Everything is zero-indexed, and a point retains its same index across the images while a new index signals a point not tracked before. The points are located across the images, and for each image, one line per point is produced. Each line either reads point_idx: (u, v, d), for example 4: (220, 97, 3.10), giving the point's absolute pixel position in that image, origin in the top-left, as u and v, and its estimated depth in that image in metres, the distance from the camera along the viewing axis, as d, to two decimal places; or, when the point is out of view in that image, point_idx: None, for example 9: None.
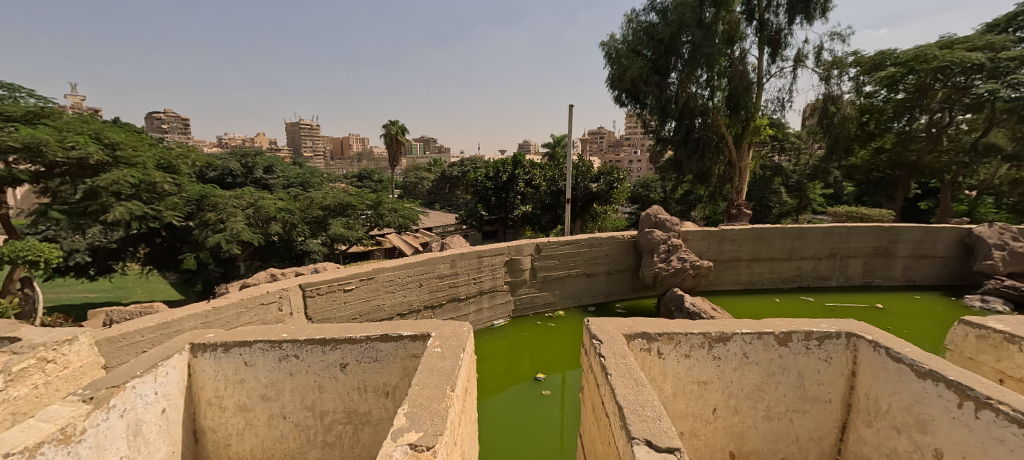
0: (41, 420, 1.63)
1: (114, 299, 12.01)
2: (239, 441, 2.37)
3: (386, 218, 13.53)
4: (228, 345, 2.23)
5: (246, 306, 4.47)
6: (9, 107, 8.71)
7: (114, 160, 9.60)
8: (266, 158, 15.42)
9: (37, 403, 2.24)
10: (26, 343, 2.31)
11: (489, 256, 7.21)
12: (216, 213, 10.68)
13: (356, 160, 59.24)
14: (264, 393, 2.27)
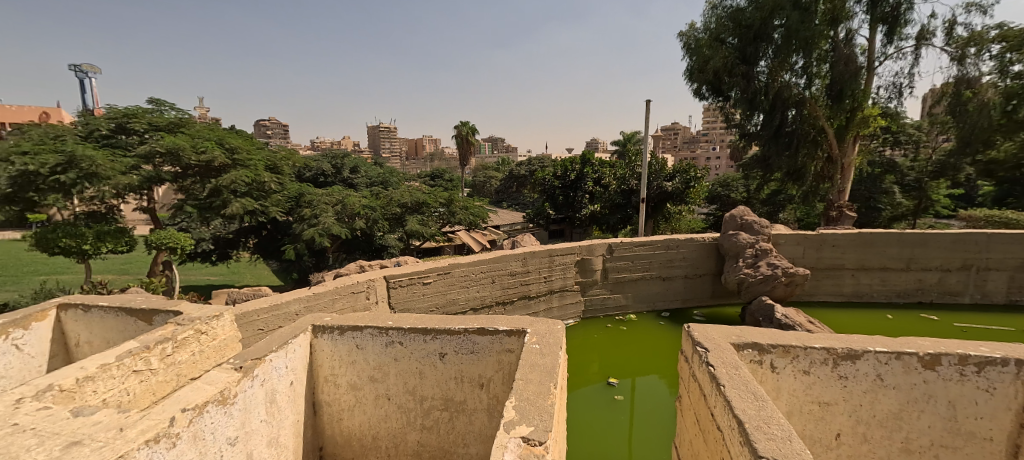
0: (207, 382, 1.92)
1: (230, 282, 13.88)
2: (349, 417, 2.61)
3: (457, 216, 14.07)
4: (342, 328, 2.49)
5: (341, 294, 4.90)
6: (156, 119, 10.58)
7: (233, 162, 11.04)
8: (352, 160, 16.78)
9: (194, 368, 2.66)
10: (186, 317, 2.76)
11: (560, 255, 7.16)
12: (311, 209, 11.88)
13: (428, 160, 62.37)
14: (372, 374, 2.49)
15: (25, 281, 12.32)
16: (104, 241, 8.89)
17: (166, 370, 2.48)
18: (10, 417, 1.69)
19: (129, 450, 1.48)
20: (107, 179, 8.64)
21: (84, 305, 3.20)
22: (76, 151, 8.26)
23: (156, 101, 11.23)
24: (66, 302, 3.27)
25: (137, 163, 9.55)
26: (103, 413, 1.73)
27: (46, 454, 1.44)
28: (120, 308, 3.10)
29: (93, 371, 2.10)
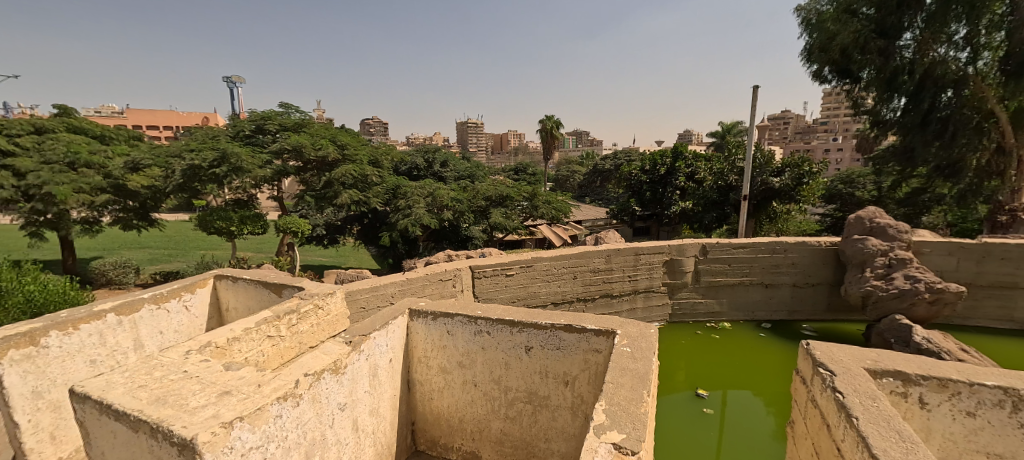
0: (323, 353, 2.17)
1: (338, 263, 15.64)
2: (438, 397, 2.77)
3: (539, 210, 14.10)
4: (435, 314, 2.65)
5: (430, 280, 5.19)
6: (285, 121, 12.57)
7: (342, 157, 12.40)
8: (443, 154, 17.60)
9: (313, 338, 3.04)
10: (306, 293, 3.15)
11: (647, 254, 6.79)
12: (405, 200, 12.81)
13: (512, 154, 63.58)
14: (460, 360, 2.62)
15: (191, 254, 15.22)
16: (245, 224, 10.62)
17: (291, 338, 2.86)
18: (182, 365, 2.09)
19: (265, 404, 1.74)
20: (249, 172, 10.32)
21: (232, 277, 3.83)
22: (228, 149, 10.17)
23: (286, 106, 13.34)
24: (221, 273, 3.95)
25: (270, 159, 11.29)
26: (245, 370, 2.05)
27: (207, 399, 1.76)
28: (258, 281, 3.64)
29: (239, 333, 2.50)
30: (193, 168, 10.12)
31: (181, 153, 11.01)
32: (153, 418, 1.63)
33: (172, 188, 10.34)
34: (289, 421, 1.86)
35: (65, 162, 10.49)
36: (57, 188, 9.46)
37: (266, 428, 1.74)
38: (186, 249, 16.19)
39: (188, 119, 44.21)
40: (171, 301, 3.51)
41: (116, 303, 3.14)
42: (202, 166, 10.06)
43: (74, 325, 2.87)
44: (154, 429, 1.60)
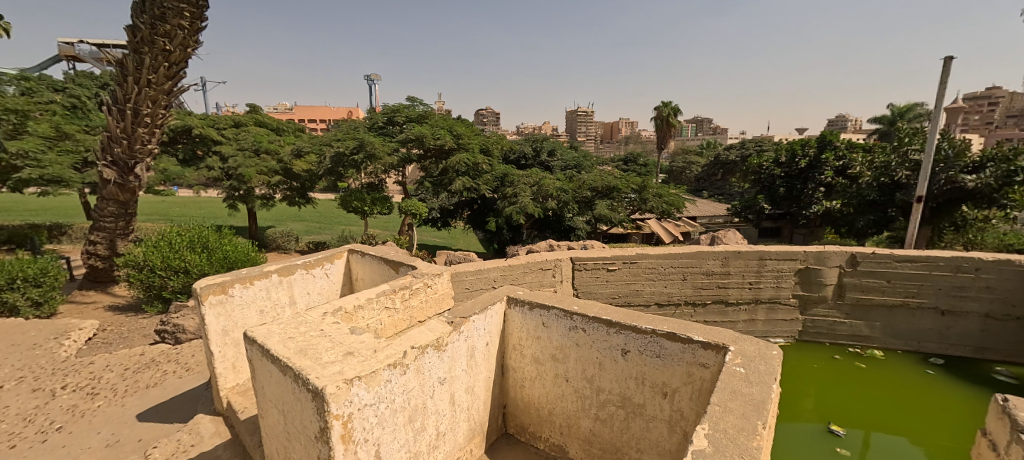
0: (428, 329, 2.36)
1: (449, 245, 16.94)
2: (530, 386, 2.82)
3: (648, 203, 13.29)
4: (532, 304, 2.69)
5: (530, 269, 5.23)
6: (411, 113, 14.16)
7: (457, 146, 13.33)
8: (551, 143, 17.46)
9: (421, 313, 3.34)
10: (419, 272, 3.46)
11: (774, 260, 5.88)
12: (512, 188, 13.20)
13: (622, 144, 60.98)
14: (554, 353, 2.64)
15: (334, 228, 17.96)
16: (375, 205, 12.20)
17: (404, 310, 3.18)
18: (319, 324, 2.47)
19: (377, 368, 1.97)
20: (380, 159, 11.91)
21: (362, 251, 4.39)
22: (365, 138, 11.97)
23: (412, 99, 14.96)
24: (353, 247, 4.54)
25: (398, 147, 12.99)
26: (365, 334, 2.33)
27: (334, 356, 2.05)
28: (381, 257, 4.09)
29: (363, 301, 2.85)
30: (339, 155, 12.22)
31: (330, 142, 13.17)
32: (295, 365, 1.96)
33: (323, 171, 12.61)
34: (396, 386, 2.07)
35: (252, 149, 13.18)
36: (245, 170, 12.03)
37: (377, 389, 1.97)
38: (331, 224, 19.15)
39: (337, 113, 51.81)
40: (316, 268, 4.18)
41: (279, 266, 3.84)
42: (345, 153, 12.10)
43: (251, 280, 3.60)
44: (296, 375, 1.93)
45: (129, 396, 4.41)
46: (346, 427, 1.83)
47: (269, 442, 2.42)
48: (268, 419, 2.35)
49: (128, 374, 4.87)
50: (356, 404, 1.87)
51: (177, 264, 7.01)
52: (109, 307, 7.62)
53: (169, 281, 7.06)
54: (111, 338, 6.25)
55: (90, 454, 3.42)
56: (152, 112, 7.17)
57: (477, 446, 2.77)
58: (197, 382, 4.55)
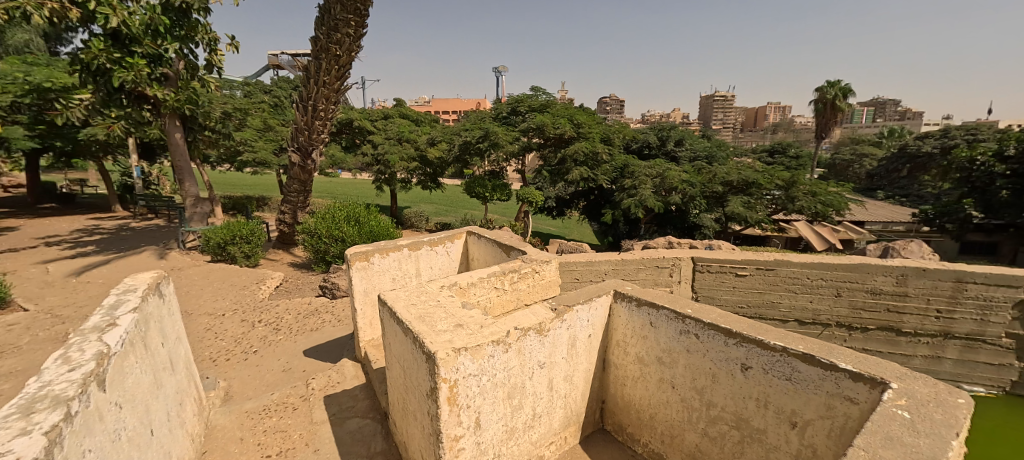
0: (531, 312, 2.43)
1: (562, 234, 17.03)
2: (631, 386, 2.71)
3: (797, 202, 11.38)
4: (641, 301, 2.57)
5: (643, 265, 4.87)
6: (533, 102, 14.52)
7: (577, 135, 13.25)
8: (680, 131, 16.02)
9: (528, 297, 3.45)
10: (529, 257, 3.56)
11: (981, 284, 4.48)
12: (632, 179, 12.57)
13: (768, 132, 53.04)
14: (661, 356, 2.49)
15: (459, 211, 19.53)
16: (495, 192, 12.92)
17: (512, 292, 3.33)
18: (436, 296, 2.74)
19: (482, 343, 2.11)
20: (503, 147, 12.55)
21: (478, 233, 4.69)
22: (490, 128, 12.73)
23: (536, 89, 15.29)
24: (471, 229, 4.88)
25: (519, 136, 13.51)
26: (474, 310, 2.51)
27: (447, 326, 2.27)
28: (495, 240, 4.31)
29: (476, 279, 3.06)
30: (466, 144, 13.34)
31: (459, 132, 14.32)
32: (415, 330, 2.21)
33: (452, 158, 13.96)
34: (498, 363, 2.20)
35: (396, 138, 15.04)
36: (389, 156, 13.81)
37: (481, 362, 2.12)
38: (456, 207, 20.86)
39: (467, 105, 55.74)
40: (440, 246, 4.63)
41: (409, 241, 4.36)
42: (472, 142, 13.08)
43: (387, 251, 4.17)
44: (415, 338, 2.19)
45: (300, 335, 5.54)
46: (451, 390, 2.02)
47: (392, 392, 2.79)
48: (392, 371, 2.72)
49: (300, 318, 6.10)
50: (462, 372, 2.05)
51: (337, 234, 8.49)
52: (291, 264, 9.59)
53: (331, 247, 8.57)
54: (292, 289, 7.91)
55: (274, 375, 4.44)
56: (324, 107, 8.58)
57: (572, 435, 2.78)
58: (345, 332, 5.48)
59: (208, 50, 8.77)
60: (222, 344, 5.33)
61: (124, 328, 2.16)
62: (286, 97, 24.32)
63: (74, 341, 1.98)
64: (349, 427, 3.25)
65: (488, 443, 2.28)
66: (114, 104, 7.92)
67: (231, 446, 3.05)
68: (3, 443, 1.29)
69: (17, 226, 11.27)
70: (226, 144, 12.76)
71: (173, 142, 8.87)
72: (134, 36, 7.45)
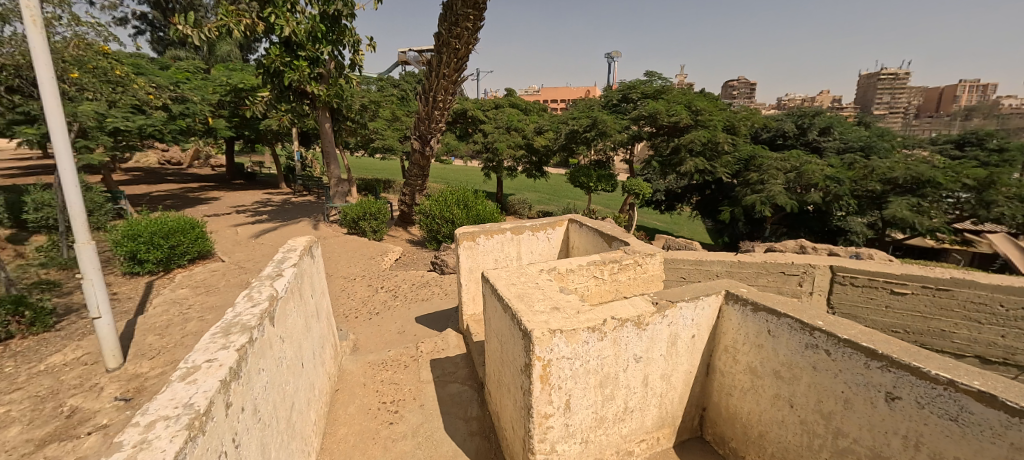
0: (631, 304, 2.37)
1: (671, 230, 15.95)
2: (738, 397, 2.48)
3: (995, 207, 8.87)
4: (758, 306, 2.32)
5: (765, 270, 4.31)
6: (647, 88, 13.77)
7: (695, 123, 12.19)
8: (827, 117, 13.58)
9: (628, 289, 3.35)
10: (632, 249, 3.45)
11: None
12: (759, 173, 11.14)
13: (957, 119, 42.01)
14: (778, 370, 2.23)
15: (562, 201, 19.55)
16: (600, 182, 12.64)
17: (611, 283, 3.26)
18: (535, 278, 2.83)
19: (578, 328, 2.13)
20: (610, 136, 12.31)
21: (581, 222, 4.66)
22: (598, 116, 12.49)
23: (651, 73, 14.42)
24: (573, 217, 4.87)
25: (629, 124, 13.12)
26: (572, 295, 2.54)
27: (544, 307, 2.34)
28: (597, 229, 4.25)
29: (574, 266, 3.07)
30: (573, 132, 13.29)
31: (567, 121, 14.26)
32: (514, 307, 2.33)
33: (558, 146, 14.08)
34: (593, 349, 2.20)
35: (505, 127, 15.58)
36: (498, 144, 14.37)
37: (576, 347, 2.15)
38: (559, 197, 20.89)
39: (576, 93, 55.02)
40: (541, 231, 4.74)
41: (513, 225, 4.55)
42: (579, 131, 12.97)
43: (492, 233, 4.41)
44: (513, 315, 2.30)
45: (413, 303, 6.21)
46: (545, 369, 2.09)
47: (489, 364, 2.98)
48: (490, 344, 2.91)
49: (414, 288, 6.82)
50: (556, 353, 2.10)
51: (449, 216, 9.21)
52: (409, 240, 10.70)
53: (442, 228, 9.33)
54: (409, 262, 8.84)
55: (392, 335, 5.08)
56: (443, 98, 9.26)
57: (665, 437, 2.65)
58: (451, 305, 5.97)
59: (352, 51, 10.10)
60: (354, 304, 6.24)
61: (287, 279, 2.69)
62: (412, 90, 26.85)
63: (256, 285, 2.53)
64: (450, 390, 3.57)
65: (577, 427, 2.30)
66: (284, 100, 9.76)
67: (357, 389, 3.59)
68: (214, 352, 1.73)
69: (220, 197, 14.57)
70: (363, 133, 14.66)
71: (324, 131, 10.43)
72: (299, 42, 8.92)
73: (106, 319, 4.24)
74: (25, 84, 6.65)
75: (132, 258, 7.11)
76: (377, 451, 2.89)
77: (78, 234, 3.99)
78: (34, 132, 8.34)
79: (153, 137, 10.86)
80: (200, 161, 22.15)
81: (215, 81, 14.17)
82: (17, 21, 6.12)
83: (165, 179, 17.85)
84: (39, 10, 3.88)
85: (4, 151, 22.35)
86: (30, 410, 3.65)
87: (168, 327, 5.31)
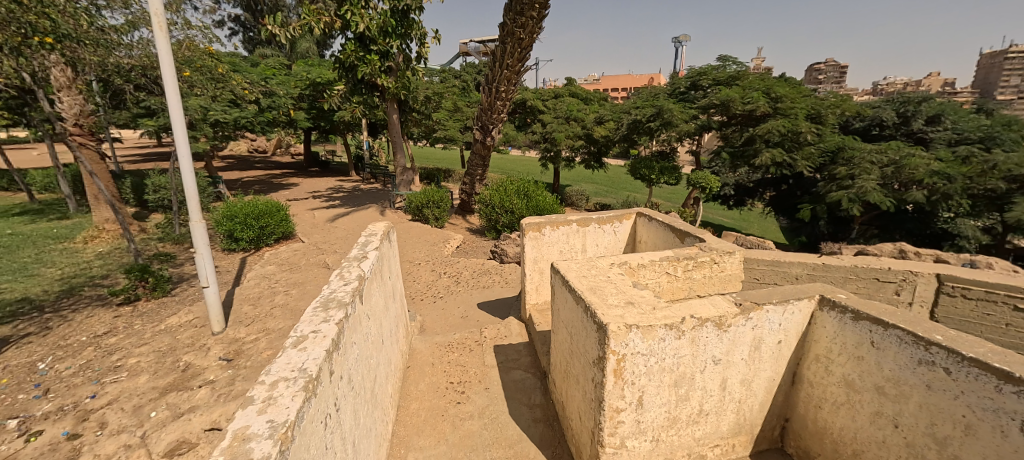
0: (711, 303, 2.26)
1: (739, 227, 14.91)
2: (829, 411, 2.30)
3: None
4: (860, 315, 2.12)
5: (854, 276, 3.61)
6: (720, 74, 12.89)
7: (774, 111, 11.24)
8: (938, 104, 11.81)
9: (703, 287, 3.20)
10: (709, 246, 3.28)
11: None
12: (848, 167, 10.03)
13: None
14: (881, 385, 2.03)
15: (620, 193, 18.99)
16: (663, 175, 12.12)
17: (684, 280, 3.13)
18: (607, 271, 2.79)
19: (655, 324, 2.08)
20: (676, 126, 11.75)
21: (650, 216, 4.51)
22: (664, 105, 11.93)
23: (725, 58, 13.47)
24: (641, 211, 4.73)
25: (698, 113, 12.44)
26: (646, 291, 2.48)
27: (618, 301, 2.31)
28: (668, 224, 4.09)
29: (647, 261, 2.98)
30: (636, 122, 12.82)
31: (629, 110, 13.75)
32: (587, 300, 2.33)
33: (619, 137, 13.67)
34: (669, 348, 2.14)
35: (564, 117, 15.36)
36: (557, 134, 14.21)
37: (652, 343, 2.10)
38: (618, 189, 20.32)
39: (638, 81, 52.77)
40: (607, 224, 4.66)
41: (579, 217, 4.51)
42: (642, 121, 12.49)
43: (558, 224, 4.41)
44: (586, 307, 2.30)
45: (474, 290, 6.41)
46: (619, 363, 2.08)
47: (555, 354, 3.02)
48: (557, 335, 2.93)
49: (475, 275, 7.02)
50: (631, 349, 2.07)
51: (508, 206, 9.32)
52: (468, 229, 11.00)
53: (501, 217, 9.48)
54: (469, 250, 9.09)
55: (455, 319, 5.29)
56: (506, 88, 9.32)
57: (741, 445, 2.53)
58: (512, 293, 6.08)
59: (419, 44, 10.45)
60: (419, 287, 6.59)
61: (372, 261, 2.90)
62: (473, 81, 27.27)
63: (346, 265, 2.75)
64: (514, 376, 3.66)
65: (649, 424, 2.27)
66: (357, 92, 10.41)
67: (426, 368, 3.80)
68: (318, 324, 1.92)
69: (299, 183, 15.89)
70: (427, 123, 15.20)
71: (391, 121, 10.93)
72: (372, 37, 9.39)
73: (213, 289, 4.83)
74: (150, 82, 7.64)
75: (231, 237, 8.03)
76: (447, 428, 3.05)
77: (192, 213, 4.57)
78: (153, 124, 9.55)
79: (246, 128, 12.07)
80: (282, 150, 24.27)
81: (296, 75, 15.38)
82: (145, 27, 7.02)
83: (253, 165, 19.81)
84: (164, 16, 4.43)
85: (129, 141, 26.02)
86: (154, 362, 4.27)
87: (259, 298, 5.94)
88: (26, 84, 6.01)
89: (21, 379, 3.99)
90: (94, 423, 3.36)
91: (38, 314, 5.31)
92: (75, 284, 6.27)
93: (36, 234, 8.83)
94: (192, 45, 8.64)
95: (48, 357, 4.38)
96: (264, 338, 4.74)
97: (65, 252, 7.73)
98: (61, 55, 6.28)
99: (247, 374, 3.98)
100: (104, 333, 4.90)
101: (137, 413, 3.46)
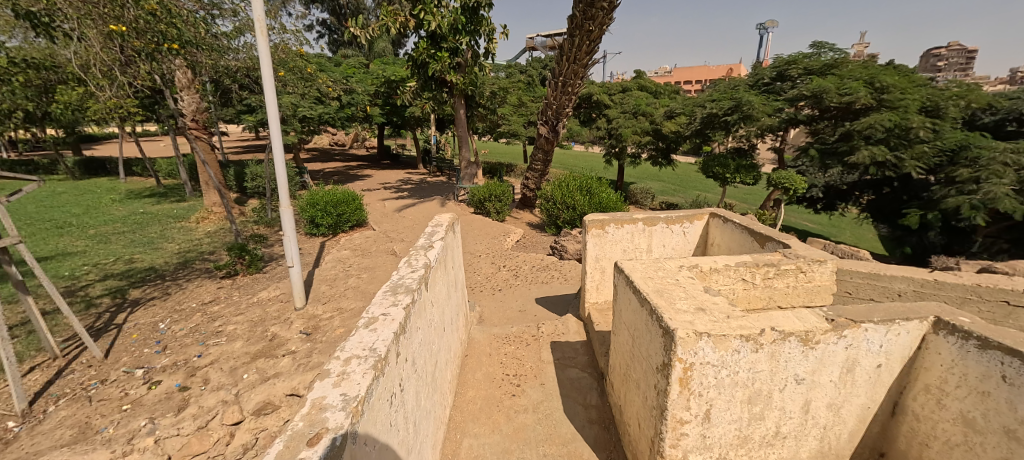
0: (796, 316, 2.04)
1: (828, 233, 13.36)
2: (939, 451, 2.00)
3: None
4: (989, 344, 1.80)
5: (977, 297, 2.92)
6: (812, 63, 11.57)
7: (878, 103, 9.89)
8: None
9: (786, 298, 2.92)
10: (796, 253, 2.99)
11: None
12: (972, 168, 8.56)
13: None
14: (1013, 429, 1.71)
15: (689, 192, 17.91)
16: (738, 173, 11.23)
17: (763, 288, 2.88)
18: (675, 274, 2.64)
19: (728, 334, 1.92)
20: (757, 120, 10.89)
21: (724, 217, 4.21)
22: (744, 98, 11.09)
23: (820, 44, 12.09)
24: (715, 211, 4.44)
25: (784, 106, 11.34)
26: (719, 297, 2.30)
27: (687, 306, 2.16)
28: (746, 226, 3.78)
29: (721, 265, 2.77)
30: (710, 116, 12.00)
31: (704, 103, 12.86)
32: (653, 302, 2.22)
33: (691, 132, 12.89)
34: (744, 360, 1.97)
35: (632, 112, 14.72)
36: (623, 130, 13.74)
37: (724, 354, 1.95)
38: (687, 188, 19.17)
39: (717, 73, 49.03)
40: (676, 225, 4.44)
41: (646, 216, 4.35)
42: (718, 114, 11.73)
43: (623, 223, 4.28)
44: (652, 310, 2.18)
45: (533, 284, 6.42)
46: (685, 372, 1.95)
47: (615, 356, 2.91)
48: (618, 336, 2.83)
49: (534, 270, 7.01)
50: (700, 358, 1.94)
51: (570, 202, 9.17)
52: (528, 223, 10.99)
53: (562, 213, 9.36)
54: (528, 245, 9.10)
55: (512, 311, 5.36)
56: (572, 83, 9.08)
57: None
58: (570, 291, 6.01)
59: (487, 40, 10.53)
60: (479, 278, 6.74)
61: (437, 250, 3.02)
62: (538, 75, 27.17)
63: (414, 253, 2.89)
64: (570, 374, 3.61)
65: (715, 441, 2.12)
66: (428, 88, 10.86)
67: (483, 357, 3.87)
68: (387, 308, 2.04)
69: (372, 175, 16.93)
70: (491, 118, 15.40)
71: (458, 116, 11.14)
72: (443, 35, 9.64)
73: (297, 269, 5.25)
74: (251, 82, 8.56)
75: (313, 222, 8.78)
76: (502, 418, 3.09)
77: (281, 199, 4.94)
78: (253, 119, 10.48)
79: (328, 123, 13.04)
80: (358, 143, 26.01)
81: (373, 73, 16.33)
82: (247, 33, 7.76)
83: (333, 158, 21.42)
84: (264, 20, 4.78)
85: (234, 136, 29.44)
86: (247, 330, 4.80)
87: (335, 280, 6.42)
88: (156, 86, 6.94)
89: (147, 336, 4.70)
90: (200, 379, 3.86)
91: (161, 282, 6.21)
92: (188, 258, 7.25)
93: (161, 213, 10.30)
94: (287, 47, 9.43)
95: (166, 319, 5.11)
96: (338, 316, 5.10)
97: (181, 231, 8.94)
98: (185, 60, 7.21)
99: (323, 348, 4.32)
100: (209, 302, 5.60)
101: (233, 373, 3.92)
